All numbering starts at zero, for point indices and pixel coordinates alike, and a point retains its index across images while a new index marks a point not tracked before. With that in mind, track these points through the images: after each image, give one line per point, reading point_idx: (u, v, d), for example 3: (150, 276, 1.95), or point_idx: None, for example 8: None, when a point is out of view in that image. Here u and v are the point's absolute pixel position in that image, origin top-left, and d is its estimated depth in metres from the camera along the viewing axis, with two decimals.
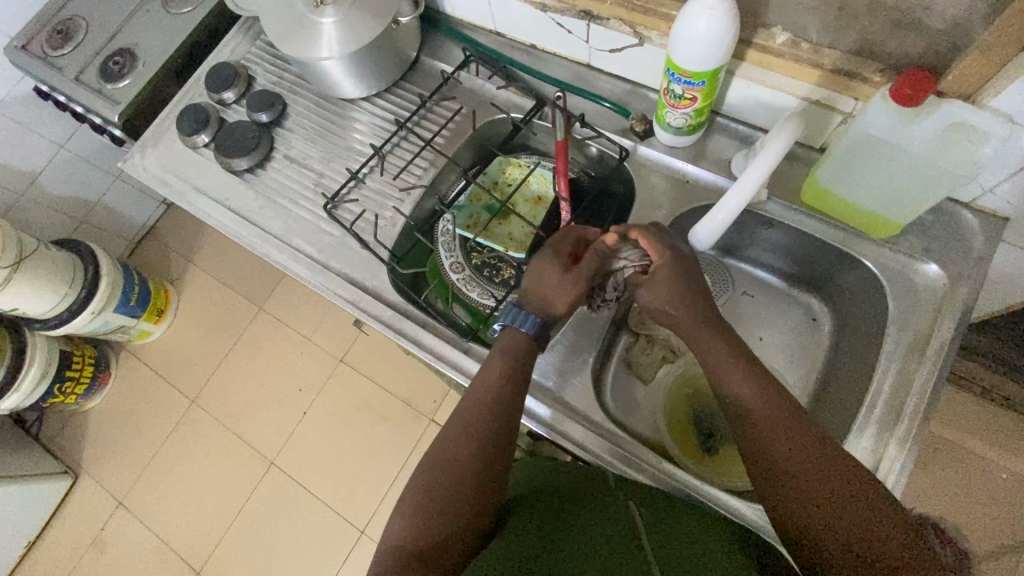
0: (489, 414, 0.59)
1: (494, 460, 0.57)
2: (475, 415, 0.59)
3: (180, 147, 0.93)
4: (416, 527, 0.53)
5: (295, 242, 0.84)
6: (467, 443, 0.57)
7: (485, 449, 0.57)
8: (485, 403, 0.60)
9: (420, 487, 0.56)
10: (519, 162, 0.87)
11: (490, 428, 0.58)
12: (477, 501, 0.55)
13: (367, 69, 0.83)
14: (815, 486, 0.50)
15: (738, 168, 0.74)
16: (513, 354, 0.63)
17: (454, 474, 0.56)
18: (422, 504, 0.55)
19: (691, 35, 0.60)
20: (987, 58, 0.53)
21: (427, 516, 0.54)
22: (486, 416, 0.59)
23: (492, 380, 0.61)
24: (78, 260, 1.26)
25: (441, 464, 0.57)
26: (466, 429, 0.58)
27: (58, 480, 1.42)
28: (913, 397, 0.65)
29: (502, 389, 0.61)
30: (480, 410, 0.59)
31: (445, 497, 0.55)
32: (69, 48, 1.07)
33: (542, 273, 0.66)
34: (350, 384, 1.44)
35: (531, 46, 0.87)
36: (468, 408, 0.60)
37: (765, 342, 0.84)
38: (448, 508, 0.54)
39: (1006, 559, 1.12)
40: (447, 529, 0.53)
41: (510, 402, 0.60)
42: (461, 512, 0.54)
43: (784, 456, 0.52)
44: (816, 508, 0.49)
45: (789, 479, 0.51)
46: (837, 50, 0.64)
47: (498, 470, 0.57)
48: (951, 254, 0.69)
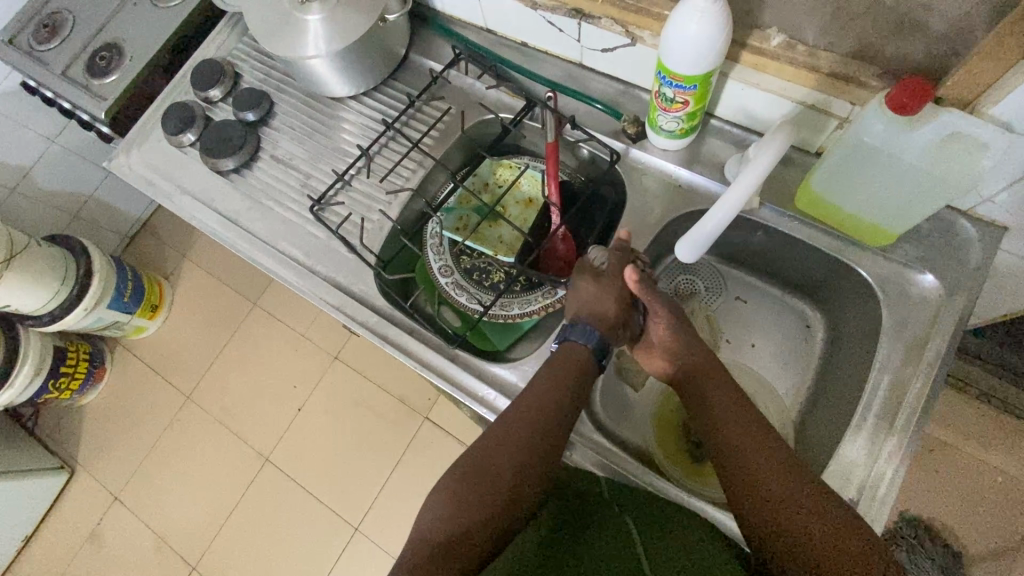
0: (535, 424, 0.61)
1: (534, 469, 0.59)
2: (522, 422, 0.61)
3: (166, 147, 0.91)
4: (450, 515, 0.55)
5: (281, 245, 0.83)
6: (512, 446, 0.59)
7: (527, 456, 0.59)
8: (533, 412, 0.62)
9: (459, 479, 0.58)
10: (510, 163, 0.85)
11: (537, 439, 0.60)
12: (510, 502, 0.57)
13: (354, 67, 0.81)
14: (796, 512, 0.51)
15: (731, 172, 0.73)
16: (560, 366, 0.66)
17: (495, 474, 0.58)
18: (460, 494, 0.56)
19: (683, 35, 0.58)
20: (987, 62, 0.51)
21: (463, 505, 0.55)
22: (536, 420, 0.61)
23: (547, 385, 0.64)
24: (70, 256, 1.25)
25: (485, 457, 0.59)
26: (513, 433, 0.60)
27: (54, 475, 1.43)
28: (905, 410, 0.64)
29: (551, 402, 0.62)
30: (529, 414, 0.62)
31: (483, 486, 0.57)
32: (56, 43, 1.06)
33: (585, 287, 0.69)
34: (344, 382, 1.44)
35: (523, 44, 0.85)
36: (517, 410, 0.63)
37: (756, 348, 0.83)
38: (482, 504, 0.55)
39: (998, 562, 1.12)
40: (478, 522, 0.54)
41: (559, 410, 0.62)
42: (494, 510, 0.56)
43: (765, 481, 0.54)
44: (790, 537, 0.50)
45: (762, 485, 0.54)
46: (833, 52, 0.62)
47: (534, 478, 0.58)
48: (948, 264, 0.68)
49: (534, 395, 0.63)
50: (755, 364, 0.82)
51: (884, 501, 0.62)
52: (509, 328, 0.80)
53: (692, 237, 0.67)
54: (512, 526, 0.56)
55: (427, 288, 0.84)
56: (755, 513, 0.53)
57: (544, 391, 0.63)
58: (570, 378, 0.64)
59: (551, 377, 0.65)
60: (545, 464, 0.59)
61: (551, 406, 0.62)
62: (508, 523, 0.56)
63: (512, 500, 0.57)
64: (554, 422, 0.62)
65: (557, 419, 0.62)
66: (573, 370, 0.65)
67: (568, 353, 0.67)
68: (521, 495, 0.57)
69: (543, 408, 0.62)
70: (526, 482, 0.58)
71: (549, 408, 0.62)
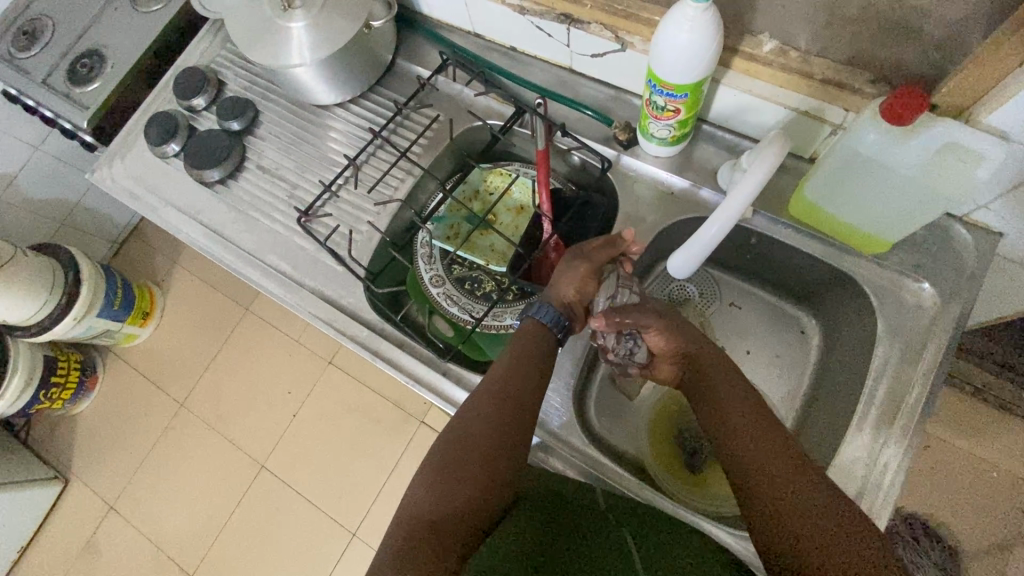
0: (505, 396, 0.60)
1: (511, 442, 0.58)
2: (493, 397, 0.60)
3: (150, 158, 0.89)
4: (432, 498, 0.54)
5: (268, 258, 0.82)
6: (485, 421, 0.59)
7: (501, 430, 0.58)
8: (499, 387, 0.61)
9: (436, 463, 0.57)
10: (501, 170, 0.84)
11: (509, 412, 0.59)
12: (490, 479, 0.55)
13: (339, 74, 0.79)
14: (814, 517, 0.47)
15: (725, 180, 0.71)
16: (524, 342, 0.65)
17: (471, 451, 0.57)
18: (438, 477, 0.55)
19: (673, 43, 0.56)
20: (983, 70, 0.50)
21: (440, 492, 0.54)
22: (504, 396, 0.60)
23: (510, 360, 0.63)
24: (58, 266, 1.22)
25: (457, 440, 0.58)
26: (482, 413, 0.59)
27: (48, 485, 1.42)
28: (902, 420, 0.63)
29: (518, 377, 0.62)
30: (497, 390, 0.61)
31: (458, 469, 0.55)
32: (36, 50, 1.03)
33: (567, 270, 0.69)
34: (339, 387, 1.42)
35: (511, 48, 0.83)
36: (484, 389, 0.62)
37: (751, 355, 0.82)
38: (463, 482, 0.55)
39: (996, 559, 1.12)
40: (459, 501, 0.53)
41: (524, 381, 0.62)
42: (475, 487, 0.54)
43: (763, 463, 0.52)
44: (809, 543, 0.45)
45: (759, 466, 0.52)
46: (828, 58, 0.60)
47: (512, 451, 0.58)
48: (943, 271, 0.67)
49: (502, 370, 0.63)
50: (751, 371, 0.82)
51: (882, 513, 0.61)
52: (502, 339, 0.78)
53: (685, 252, 0.67)
54: (498, 507, 0.55)
55: (418, 298, 0.82)
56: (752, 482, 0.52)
57: (511, 364, 0.63)
58: (536, 351, 0.64)
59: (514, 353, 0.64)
60: (521, 438, 0.59)
61: (520, 378, 0.62)
62: (492, 501, 0.55)
63: (493, 476, 0.55)
64: (522, 395, 0.61)
65: (528, 390, 0.61)
66: (532, 347, 0.65)
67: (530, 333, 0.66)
68: (499, 469, 0.56)
69: (513, 380, 0.61)
70: (504, 456, 0.57)
71: (519, 381, 0.62)
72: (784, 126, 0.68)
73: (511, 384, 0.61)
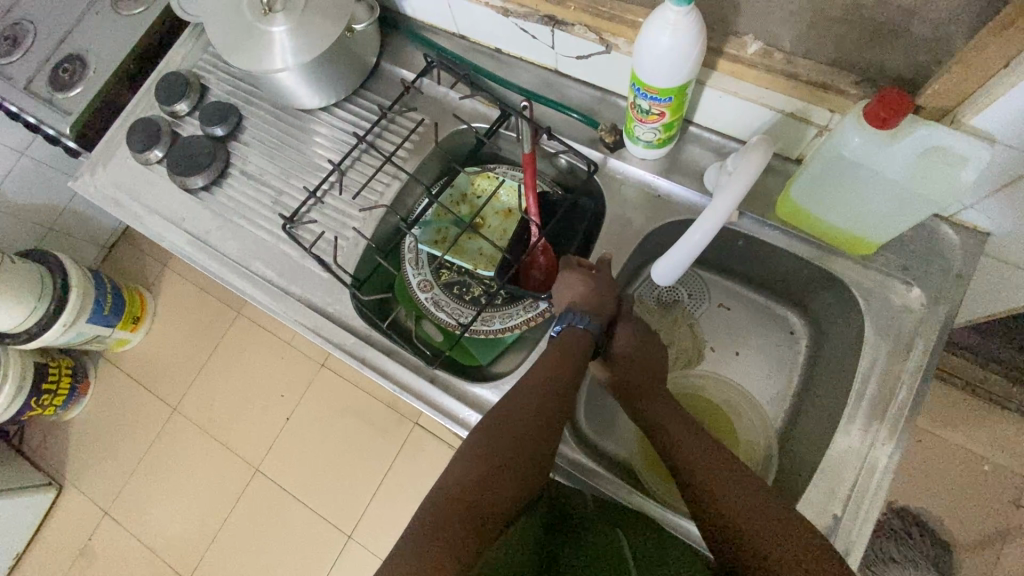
0: (550, 396, 0.61)
1: (548, 443, 0.59)
2: (541, 392, 0.61)
3: (134, 164, 0.88)
4: (475, 477, 0.54)
5: (254, 265, 0.81)
6: (526, 417, 0.59)
7: (541, 430, 0.59)
8: (547, 386, 0.61)
9: (482, 444, 0.56)
10: (489, 173, 0.83)
11: (554, 412, 0.60)
12: (524, 473, 0.56)
13: (322, 78, 0.78)
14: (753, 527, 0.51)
15: (711, 181, 0.71)
16: (569, 344, 0.65)
17: (516, 441, 0.57)
18: (484, 459, 0.55)
19: (656, 46, 0.56)
20: (967, 72, 0.49)
21: (483, 476, 0.54)
22: (549, 395, 0.61)
23: (558, 358, 0.63)
24: (46, 271, 1.19)
25: (499, 429, 0.58)
26: (528, 407, 0.59)
27: (41, 492, 1.41)
28: (890, 422, 0.63)
29: (565, 379, 0.62)
30: (543, 388, 0.61)
31: (502, 457, 0.55)
32: (17, 55, 1.01)
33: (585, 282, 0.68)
34: (332, 390, 1.40)
35: (496, 50, 0.82)
36: (531, 383, 0.62)
37: (741, 356, 0.82)
38: (505, 470, 0.55)
39: (987, 552, 1.12)
40: (497, 488, 0.54)
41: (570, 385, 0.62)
42: (514, 479, 0.55)
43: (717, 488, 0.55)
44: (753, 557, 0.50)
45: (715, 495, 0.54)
46: (812, 60, 0.60)
47: (546, 451, 0.59)
48: (930, 271, 0.67)
49: (553, 368, 0.63)
50: (741, 372, 0.82)
51: (872, 516, 0.61)
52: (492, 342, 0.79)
53: (667, 258, 0.67)
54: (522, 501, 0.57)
55: (406, 303, 0.82)
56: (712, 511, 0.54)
57: (561, 362, 0.63)
58: (579, 353, 0.64)
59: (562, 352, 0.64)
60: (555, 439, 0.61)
61: (568, 379, 0.62)
62: (521, 495, 0.56)
63: (529, 471, 0.57)
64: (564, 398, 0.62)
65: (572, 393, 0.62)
66: (578, 350, 0.65)
67: (574, 338, 0.65)
68: (533, 467, 0.57)
69: (558, 382, 0.61)
70: (541, 454, 0.58)
71: (567, 381, 0.62)
72: (770, 127, 0.67)
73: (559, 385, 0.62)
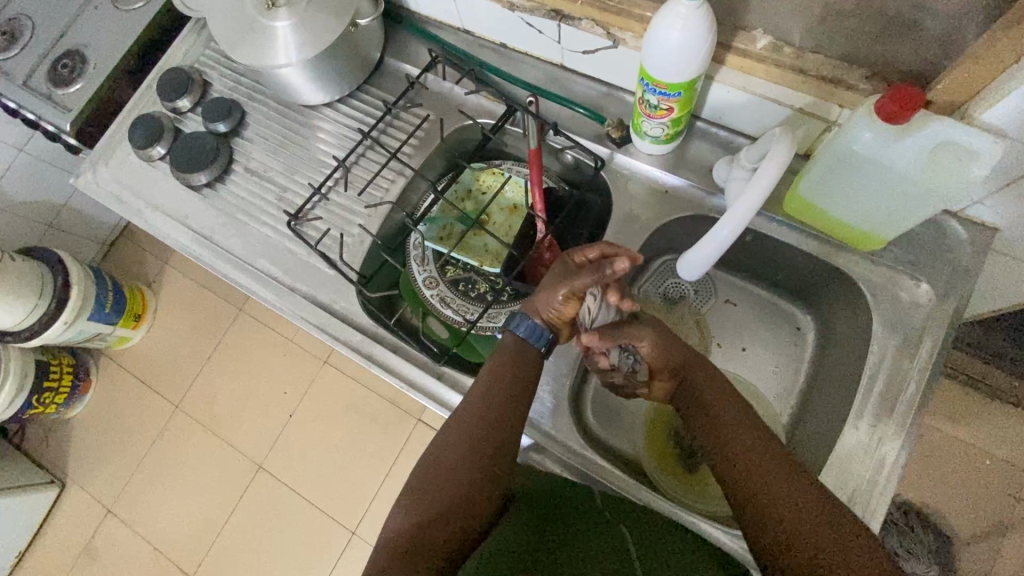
0: (483, 419, 0.59)
1: (493, 466, 0.57)
2: (476, 417, 0.59)
3: (136, 161, 0.88)
4: (412, 522, 0.53)
5: (259, 262, 0.81)
6: (458, 446, 0.58)
7: (477, 457, 0.57)
8: (479, 410, 0.59)
9: (420, 488, 0.56)
10: (494, 169, 0.83)
11: (490, 434, 0.58)
12: (467, 501, 0.55)
13: (327, 73, 0.77)
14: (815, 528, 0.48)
15: (721, 176, 0.70)
16: (507, 359, 0.63)
17: (451, 477, 0.56)
18: (420, 499, 0.55)
19: (666, 41, 0.55)
20: (979, 66, 0.49)
21: (421, 513, 0.54)
22: (484, 418, 0.59)
23: (489, 380, 0.62)
24: (45, 269, 1.18)
25: (436, 464, 0.57)
26: (461, 434, 0.58)
27: (43, 490, 1.41)
28: (897, 418, 0.63)
29: (497, 401, 0.60)
30: (477, 413, 0.60)
31: (435, 491, 0.55)
32: (15, 51, 1.00)
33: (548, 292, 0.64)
34: (335, 386, 1.40)
35: (501, 45, 0.81)
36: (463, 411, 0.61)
37: (747, 352, 0.82)
38: (443, 503, 0.54)
39: (988, 545, 1.13)
40: (437, 525, 0.53)
41: (506, 403, 0.60)
42: (456, 514, 0.54)
43: (771, 487, 0.52)
44: (820, 559, 0.47)
45: (769, 494, 0.52)
46: (822, 55, 0.59)
47: (496, 473, 0.57)
48: (938, 266, 0.67)
49: (485, 391, 0.61)
50: (747, 368, 0.82)
51: (880, 511, 0.61)
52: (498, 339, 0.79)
53: (696, 251, 0.68)
54: (481, 525, 0.55)
55: (412, 300, 0.82)
56: (759, 509, 0.51)
57: (493, 383, 0.61)
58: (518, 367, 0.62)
59: (493, 372, 0.62)
60: (506, 458, 0.58)
61: (503, 397, 0.60)
62: (473, 519, 0.55)
63: (474, 500, 0.55)
64: (501, 417, 0.59)
65: (513, 409, 0.60)
66: (512, 366, 0.63)
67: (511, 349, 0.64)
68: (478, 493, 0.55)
69: (489, 403, 0.60)
70: (486, 480, 0.56)
71: (503, 399, 0.60)
72: (778, 123, 0.67)
73: (492, 406, 0.60)
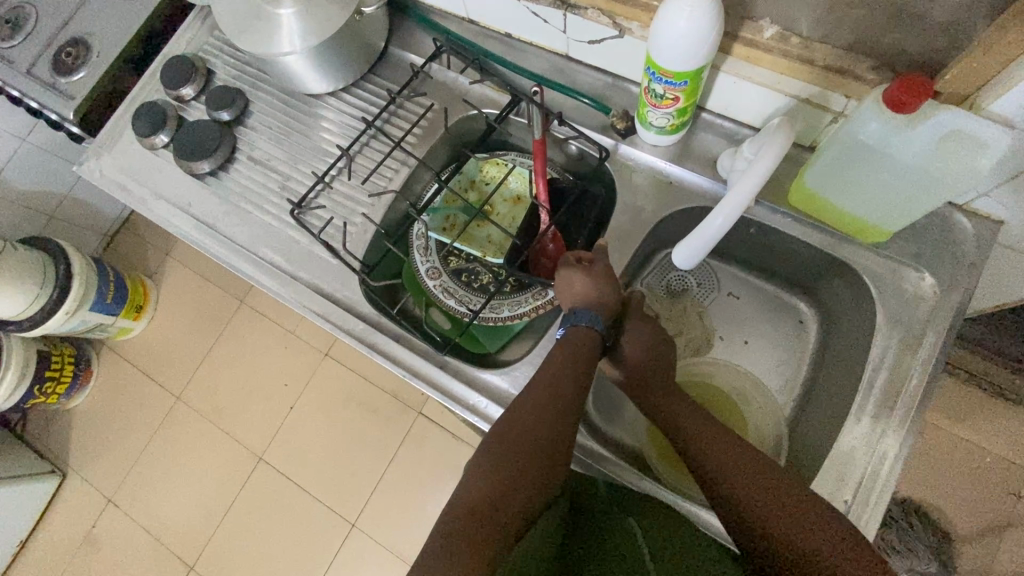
0: (556, 404, 0.59)
1: (556, 449, 0.56)
2: (541, 402, 0.59)
3: (139, 149, 0.88)
4: (489, 492, 0.51)
5: (261, 251, 0.81)
6: (532, 426, 0.57)
7: (549, 439, 0.56)
8: (550, 394, 0.59)
9: (487, 460, 0.54)
10: (497, 160, 0.82)
11: (553, 418, 0.58)
12: (538, 479, 0.53)
13: (332, 61, 0.77)
14: (778, 514, 0.51)
15: (724, 168, 0.71)
16: (572, 351, 0.63)
17: (526, 452, 0.54)
18: (494, 469, 0.53)
19: (674, 30, 0.55)
20: (987, 56, 0.49)
21: (497, 484, 0.52)
22: (556, 403, 0.59)
23: (560, 366, 0.61)
24: (48, 259, 1.17)
25: (510, 438, 0.56)
26: (534, 414, 0.58)
27: (45, 479, 1.41)
28: (900, 410, 0.63)
29: (567, 389, 0.60)
30: (550, 396, 0.59)
31: (511, 461, 0.53)
32: (19, 39, 0.99)
33: (579, 281, 0.67)
34: (336, 379, 1.40)
35: (506, 35, 0.81)
36: (534, 391, 0.60)
37: (749, 346, 0.82)
38: (518, 476, 0.53)
39: (987, 542, 1.13)
40: (513, 497, 0.51)
41: (577, 392, 0.60)
42: (524, 492, 0.52)
43: (748, 486, 0.54)
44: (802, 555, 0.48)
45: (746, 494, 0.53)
46: (828, 45, 0.59)
47: (558, 457, 0.56)
48: (943, 259, 0.67)
49: (547, 378, 0.61)
50: (749, 361, 0.82)
51: (881, 503, 0.61)
52: (499, 330, 0.79)
53: (690, 243, 0.66)
54: (540, 504, 0.54)
55: (415, 291, 0.82)
56: (736, 509, 0.53)
57: (564, 369, 0.61)
58: (583, 357, 0.63)
59: (564, 359, 0.62)
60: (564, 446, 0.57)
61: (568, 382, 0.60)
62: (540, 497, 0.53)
63: (541, 479, 0.54)
64: (569, 405, 0.59)
65: (575, 395, 0.60)
66: (581, 355, 0.63)
67: (572, 340, 0.64)
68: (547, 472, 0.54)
69: (561, 388, 0.60)
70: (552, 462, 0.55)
71: (567, 382, 0.60)
72: (783, 114, 0.67)
73: (563, 392, 0.60)
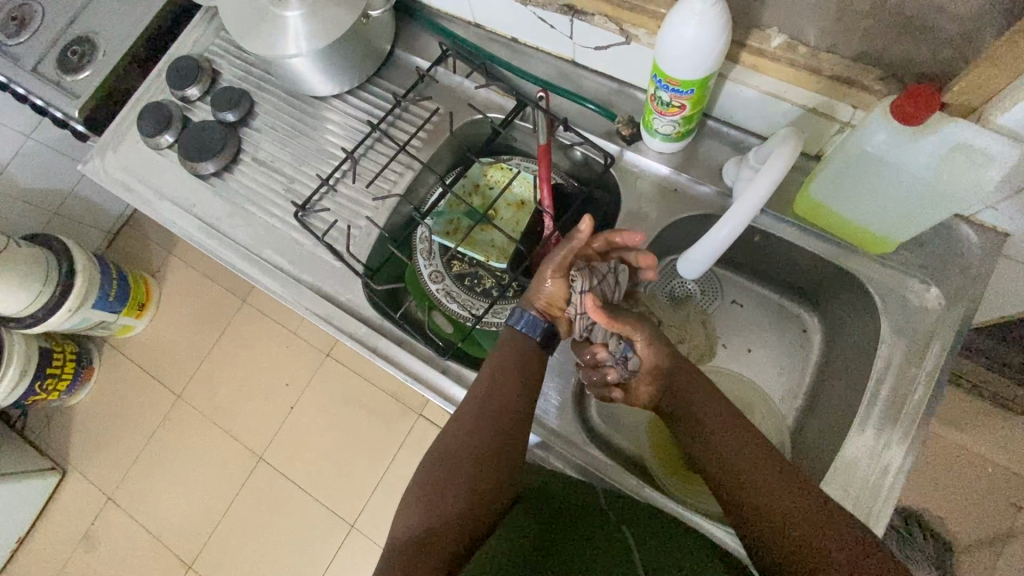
0: (485, 418, 0.58)
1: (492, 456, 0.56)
2: (472, 416, 0.59)
3: (144, 149, 0.88)
4: (423, 521, 0.53)
5: (264, 252, 0.81)
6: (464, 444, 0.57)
7: (480, 454, 0.56)
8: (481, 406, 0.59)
9: (423, 487, 0.56)
10: (502, 165, 0.82)
11: (484, 431, 0.58)
12: (473, 496, 0.54)
13: (338, 64, 0.77)
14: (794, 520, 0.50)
15: (729, 175, 0.71)
16: (503, 359, 0.62)
17: (457, 474, 0.56)
18: (428, 497, 0.55)
19: (681, 38, 0.55)
20: (995, 70, 0.49)
21: (430, 514, 0.54)
22: (487, 416, 0.59)
23: (490, 378, 0.61)
24: (52, 257, 1.17)
25: (442, 461, 0.57)
26: (465, 431, 0.58)
27: (44, 476, 1.41)
28: (903, 422, 0.63)
29: (497, 400, 0.59)
30: (478, 411, 0.59)
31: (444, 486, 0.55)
32: (25, 36, 0.99)
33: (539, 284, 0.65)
34: (337, 380, 1.40)
35: (512, 39, 0.81)
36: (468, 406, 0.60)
37: (752, 354, 0.82)
38: (449, 499, 0.54)
39: (988, 552, 1.13)
40: (447, 523, 0.53)
41: (507, 399, 0.60)
42: (459, 514, 0.53)
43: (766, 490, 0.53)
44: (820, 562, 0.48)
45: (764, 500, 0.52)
46: (837, 55, 0.59)
47: (496, 468, 0.56)
48: (948, 271, 0.67)
49: (478, 391, 0.61)
50: (751, 369, 0.81)
51: (883, 514, 0.61)
52: None
53: (699, 248, 0.66)
54: (487, 520, 0.54)
55: (418, 294, 0.82)
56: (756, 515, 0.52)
57: (492, 380, 0.61)
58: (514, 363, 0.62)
59: (494, 370, 0.62)
60: (503, 456, 0.57)
61: (507, 381, 0.61)
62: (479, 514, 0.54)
63: (476, 496, 0.54)
64: (502, 415, 0.59)
65: (507, 400, 0.59)
66: (513, 363, 0.62)
67: (509, 343, 0.64)
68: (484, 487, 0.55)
69: (490, 400, 0.59)
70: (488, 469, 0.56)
71: (496, 392, 0.60)
72: (790, 123, 0.67)
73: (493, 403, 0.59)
